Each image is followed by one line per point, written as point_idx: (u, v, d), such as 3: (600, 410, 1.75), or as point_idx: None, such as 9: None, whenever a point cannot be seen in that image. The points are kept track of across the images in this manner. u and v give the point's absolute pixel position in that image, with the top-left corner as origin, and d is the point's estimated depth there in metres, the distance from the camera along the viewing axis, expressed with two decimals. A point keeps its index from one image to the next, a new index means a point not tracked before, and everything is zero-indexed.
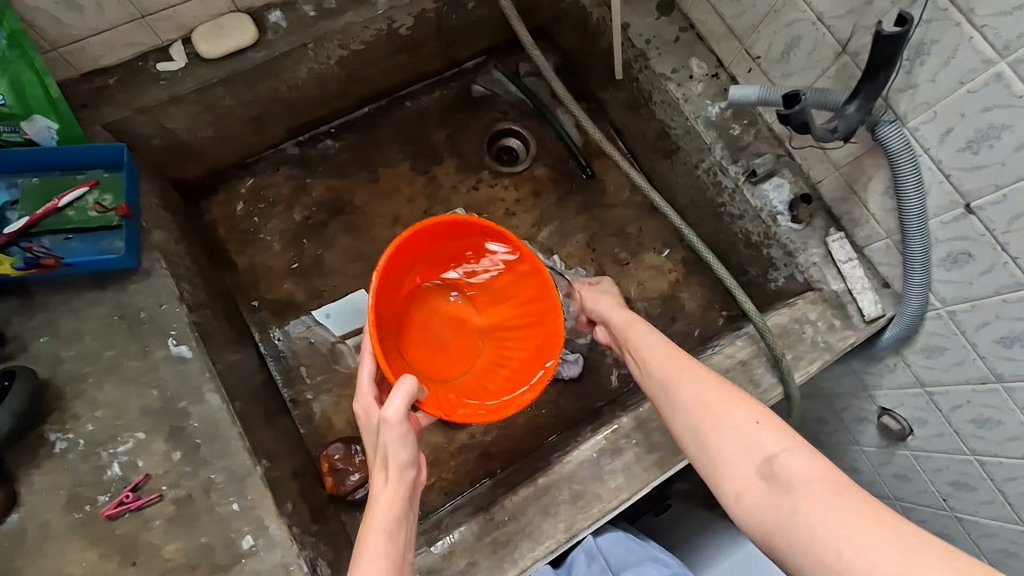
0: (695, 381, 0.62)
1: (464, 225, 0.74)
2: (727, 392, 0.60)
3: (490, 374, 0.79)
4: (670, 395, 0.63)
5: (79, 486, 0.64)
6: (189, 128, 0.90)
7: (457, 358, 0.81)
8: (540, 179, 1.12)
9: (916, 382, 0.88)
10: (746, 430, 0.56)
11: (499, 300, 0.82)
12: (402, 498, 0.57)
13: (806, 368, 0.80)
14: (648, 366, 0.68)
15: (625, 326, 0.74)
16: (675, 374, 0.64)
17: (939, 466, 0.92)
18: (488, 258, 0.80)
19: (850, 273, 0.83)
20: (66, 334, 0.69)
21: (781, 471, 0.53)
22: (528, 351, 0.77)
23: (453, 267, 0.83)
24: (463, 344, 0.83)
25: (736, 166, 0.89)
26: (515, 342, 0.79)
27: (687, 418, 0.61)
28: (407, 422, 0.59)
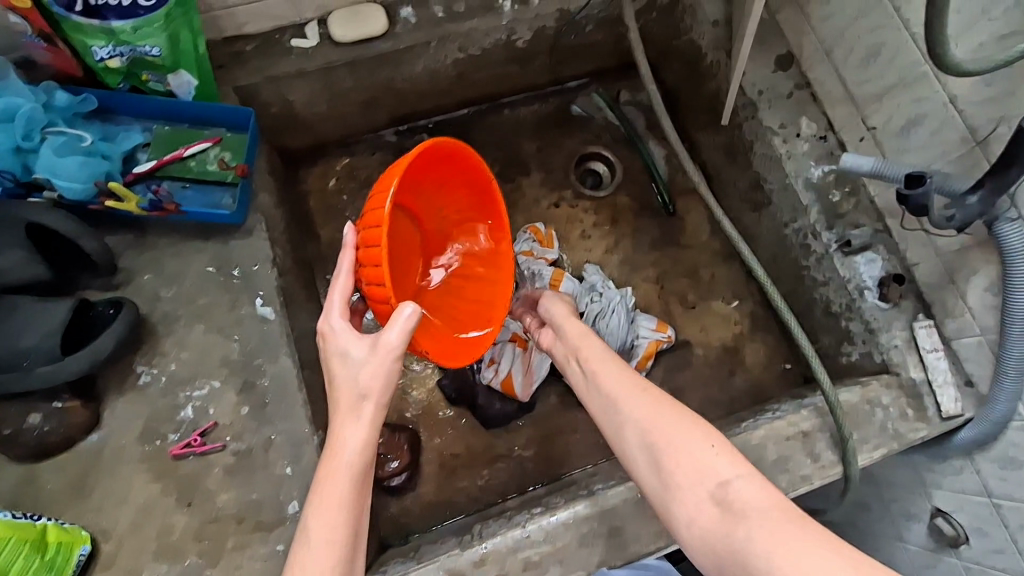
0: (645, 399, 0.57)
1: (472, 168, 0.70)
2: (677, 414, 0.55)
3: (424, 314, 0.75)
4: (617, 414, 0.57)
5: (154, 420, 0.68)
6: (305, 102, 0.95)
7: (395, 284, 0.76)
8: (621, 207, 1.12)
9: (983, 490, 0.84)
10: (698, 454, 0.51)
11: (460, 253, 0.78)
12: (369, 438, 0.53)
13: (870, 453, 0.77)
14: (597, 381, 0.61)
15: (573, 336, 0.66)
16: (622, 390, 0.58)
17: None
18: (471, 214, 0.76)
19: (933, 364, 0.80)
20: (167, 275, 0.73)
21: (734, 498, 0.48)
22: (471, 309, 0.74)
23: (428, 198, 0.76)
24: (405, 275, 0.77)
25: (829, 233, 0.88)
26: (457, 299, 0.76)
27: (636, 439, 0.55)
28: (392, 357, 0.55)
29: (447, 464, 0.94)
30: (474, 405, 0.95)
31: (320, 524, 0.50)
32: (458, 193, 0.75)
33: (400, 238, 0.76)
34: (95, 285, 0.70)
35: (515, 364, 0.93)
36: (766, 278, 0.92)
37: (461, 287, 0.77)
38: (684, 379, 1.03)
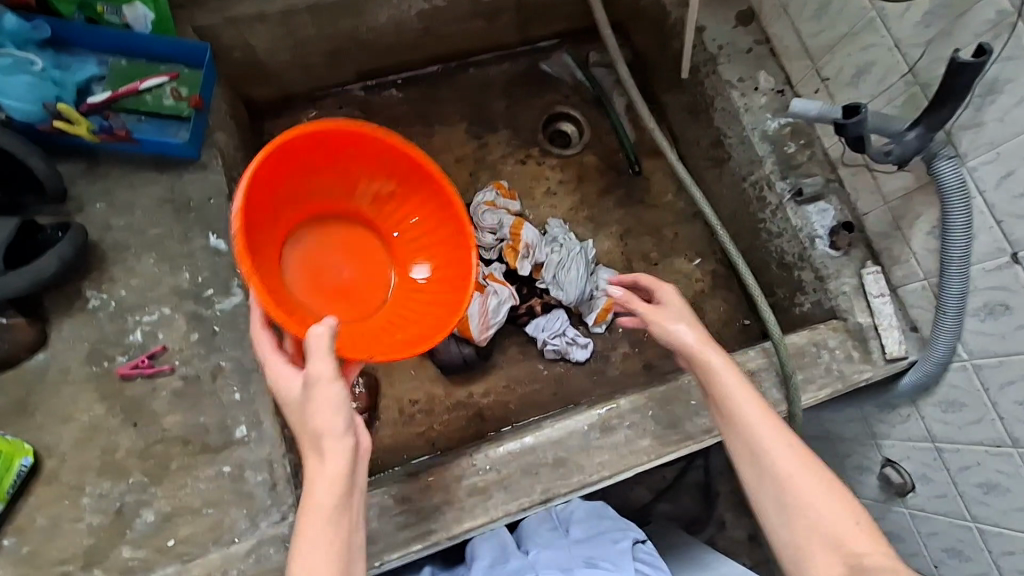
0: (794, 460, 0.57)
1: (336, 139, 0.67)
2: (822, 478, 0.56)
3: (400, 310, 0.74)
4: (763, 467, 0.58)
5: (103, 342, 0.68)
6: (268, 48, 0.95)
7: (344, 295, 0.74)
8: (587, 166, 1.13)
9: (927, 436, 0.85)
10: (835, 516, 0.55)
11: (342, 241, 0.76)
12: (344, 470, 0.50)
13: (815, 393, 0.79)
14: (737, 423, 0.60)
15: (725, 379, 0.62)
16: (771, 443, 0.58)
17: (936, 529, 0.89)
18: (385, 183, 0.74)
19: (879, 309, 0.81)
20: (119, 204, 0.73)
21: (867, 565, 0.52)
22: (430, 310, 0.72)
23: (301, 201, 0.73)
24: (362, 284, 0.75)
25: (783, 183, 0.89)
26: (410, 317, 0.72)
27: (775, 493, 0.57)
28: (320, 380, 0.52)
29: (407, 411, 0.95)
30: (434, 352, 0.96)
31: (314, 540, 0.48)
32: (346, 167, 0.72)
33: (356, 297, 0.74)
34: (47, 211, 0.72)
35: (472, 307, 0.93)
36: (718, 226, 0.94)
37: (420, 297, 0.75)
38: (645, 334, 1.04)
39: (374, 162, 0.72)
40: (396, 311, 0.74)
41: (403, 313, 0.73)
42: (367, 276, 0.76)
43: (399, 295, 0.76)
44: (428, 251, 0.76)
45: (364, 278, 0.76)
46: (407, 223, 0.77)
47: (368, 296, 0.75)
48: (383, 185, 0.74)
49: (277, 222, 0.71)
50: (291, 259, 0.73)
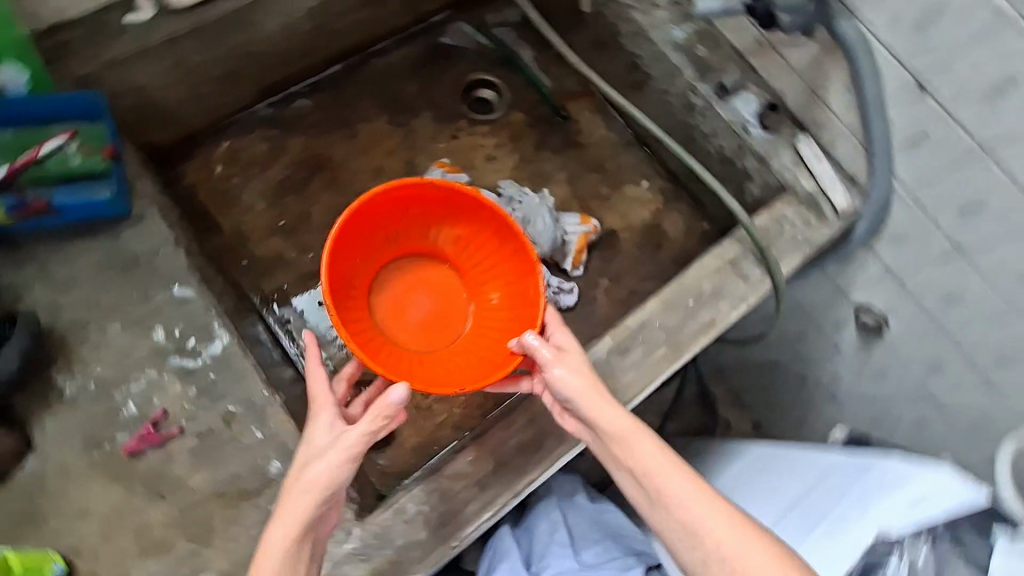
0: (718, 522, 0.56)
1: (414, 192, 0.72)
2: (746, 532, 0.56)
3: (475, 343, 0.75)
4: (691, 537, 0.56)
5: (95, 427, 0.63)
6: (160, 86, 0.89)
7: (435, 328, 0.78)
8: (516, 124, 1.14)
9: (886, 273, 0.92)
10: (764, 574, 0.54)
11: (420, 277, 0.80)
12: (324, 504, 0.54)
13: (789, 262, 0.85)
14: (663, 500, 0.57)
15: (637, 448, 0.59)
16: (693, 512, 0.56)
17: (914, 356, 0.95)
18: (453, 224, 0.76)
19: (820, 172, 0.88)
20: (60, 282, 0.68)
21: None
22: (513, 323, 0.71)
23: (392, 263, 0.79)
24: (445, 315, 0.79)
25: (705, 85, 0.95)
26: (496, 332, 0.73)
27: (704, 559, 0.56)
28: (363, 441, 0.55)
29: (422, 405, 0.94)
30: None
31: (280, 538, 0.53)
32: (424, 214, 0.76)
33: (439, 324, 0.78)
34: None
35: None
36: (660, 135, 0.99)
37: (500, 324, 0.74)
38: (618, 265, 1.07)
39: (444, 210, 0.75)
40: (479, 335, 0.76)
41: (478, 347, 0.74)
42: (444, 312, 0.79)
43: (479, 324, 0.77)
44: (502, 282, 0.76)
45: (441, 310, 0.79)
46: (479, 259, 0.78)
47: (442, 332, 0.77)
48: (447, 221, 0.76)
49: (374, 256, 0.77)
50: (380, 294, 0.78)
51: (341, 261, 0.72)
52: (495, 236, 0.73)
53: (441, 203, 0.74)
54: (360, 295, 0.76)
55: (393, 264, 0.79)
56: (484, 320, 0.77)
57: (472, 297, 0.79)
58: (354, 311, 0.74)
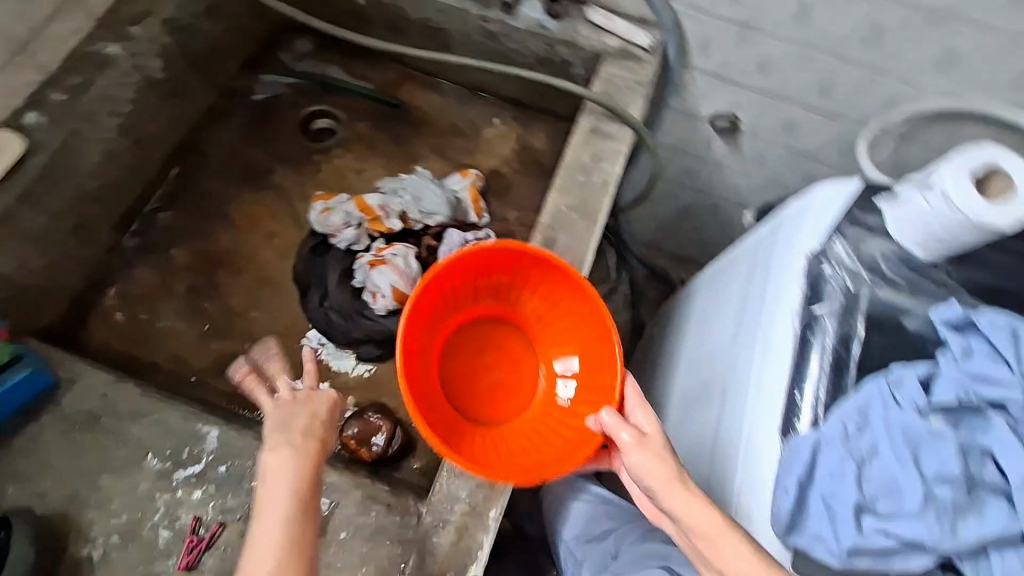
0: (719, 541, 0.60)
1: (502, 262, 0.79)
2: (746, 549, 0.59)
3: (541, 421, 0.84)
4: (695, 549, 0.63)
5: (145, 565, 0.68)
6: (17, 267, 0.86)
7: (508, 393, 0.87)
8: (364, 133, 1.18)
9: (712, 77, 1.03)
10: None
11: (500, 346, 0.89)
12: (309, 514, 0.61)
13: (635, 107, 0.96)
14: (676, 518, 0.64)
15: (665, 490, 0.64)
16: (698, 529, 0.61)
17: (770, 129, 1.09)
18: (529, 292, 0.84)
19: (615, 27, 0.98)
20: (33, 473, 0.72)
21: None
22: (593, 399, 0.77)
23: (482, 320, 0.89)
24: (513, 379, 0.87)
25: (491, 9, 1.02)
26: (567, 422, 0.80)
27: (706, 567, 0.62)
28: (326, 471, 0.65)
29: None
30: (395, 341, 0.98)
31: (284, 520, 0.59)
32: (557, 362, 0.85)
33: (507, 383, 0.87)
34: None
35: (391, 281, 0.95)
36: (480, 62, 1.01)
37: (572, 410, 0.81)
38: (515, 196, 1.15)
39: (553, 311, 0.82)
40: (542, 418, 0.84)
41: (543, 427, 0.83)
42: (510, 363, 0.88)
43: (541, 407, 0.85)
44: (574, 341, 0.83)
45: (495, 362, 0.89)
46: (555, 322, 0.84)
47: (518, 394, 0.86)
48: (529, 295, 0.85)
49: (449, 316, 0.85)
50: (455, 335, 0.88)
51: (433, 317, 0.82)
52: (584, 316, 0.78)
53: (535, 285, 0.81)
54: (433, 349, 0.84)
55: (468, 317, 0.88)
56: (548, 399, 0.85)
57: (544, 367, 0.87)
58: (434, 355, 0.84)
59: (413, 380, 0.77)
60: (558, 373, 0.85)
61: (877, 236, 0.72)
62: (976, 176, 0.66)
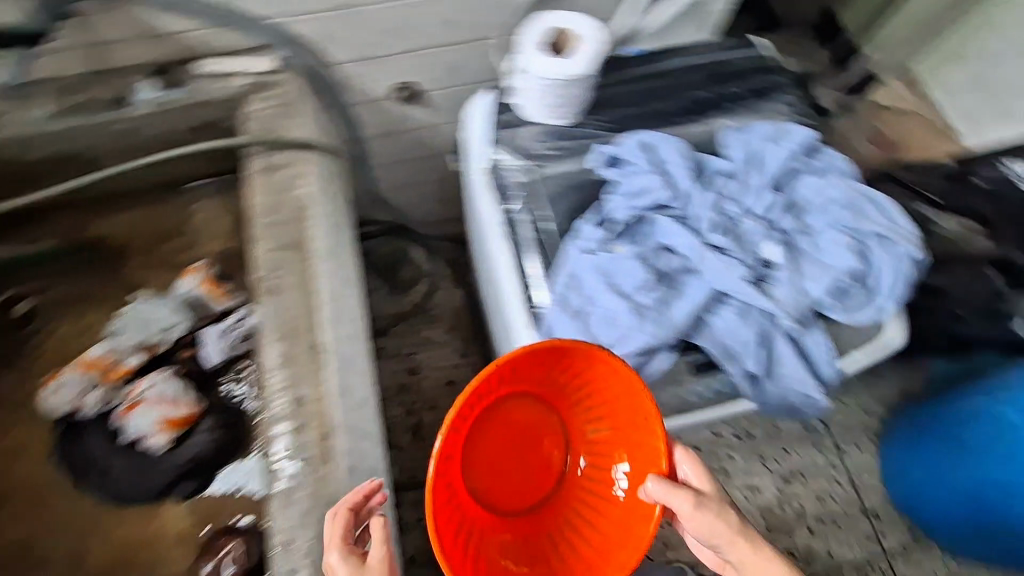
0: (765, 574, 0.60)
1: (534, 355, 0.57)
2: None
3: (568, 520, 0.67)
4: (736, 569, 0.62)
5: None
6: None
7: (529, 485, 0.67)
8: (66, 293, 1.03)
9: (366, 59, 0.98)
10: None
11: (516, 425, 0.66)
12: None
13: (297, 124, 0.90)
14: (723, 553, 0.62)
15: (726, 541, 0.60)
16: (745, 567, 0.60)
17: (451, 75, 1.06)
18: (581, 384, 0.64)
19: (229, 65, 0.91)
20: None
21: None
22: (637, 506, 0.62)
23: (491, 413, 0.64)
24: (536, 469, 0.67)
25: (99, 112, 0.88)
26: (596, 518, 0.65)
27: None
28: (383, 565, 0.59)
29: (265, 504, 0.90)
30: (203, 461, 0.90)
31: None
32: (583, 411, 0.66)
33: (529, 475, 0.67)
34: None
35: (150, 416, 0.88)
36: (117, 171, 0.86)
37: (601, 506, 0.66)
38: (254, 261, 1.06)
39: (582, 387, 0.64)
40: (570, 508, 0.67)
41: (572, 528, 0.66)
42: (541, 456, 0.67)
43: (569, 497, 0.68)
44: (615, 433, 0.65)
45: (530, 459, 0.67)
46: (585, 399, 0.65)
47: (541, 493, 0.67)
48: (598, 425, 0.66)
49: (490, 394, 0.61)
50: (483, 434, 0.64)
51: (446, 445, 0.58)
52: (626, 404, 0.61)
53: (563, 361, 0.61)
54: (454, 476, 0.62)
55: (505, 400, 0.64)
56: (579, 485, 0.68)
57: (566, 452, 0.69)
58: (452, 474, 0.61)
59: (452, 553, 0.57)
60: (583, 461, 0.68)
61: (526, 125, 0.80)
62: (544, 45, 0.74)
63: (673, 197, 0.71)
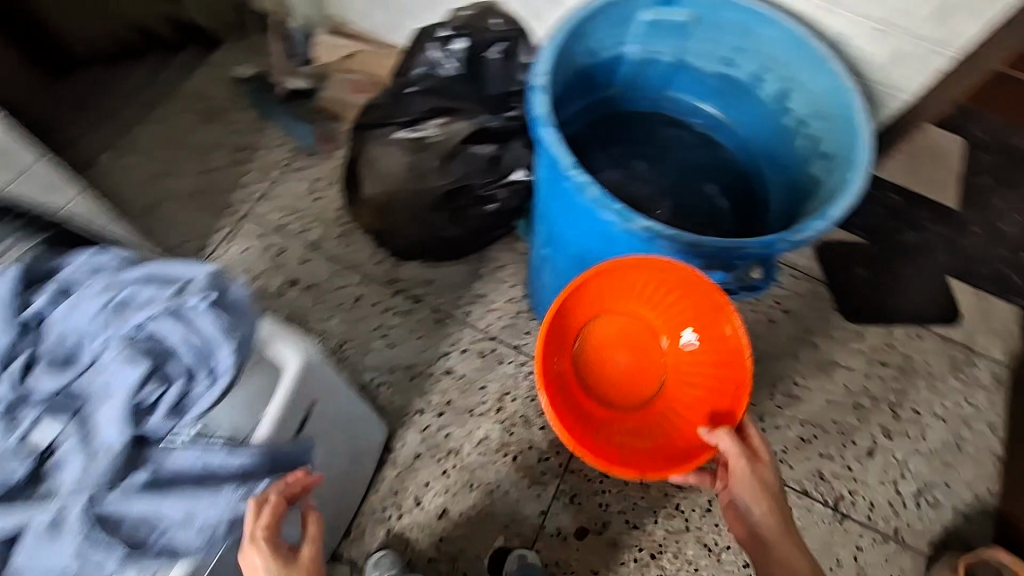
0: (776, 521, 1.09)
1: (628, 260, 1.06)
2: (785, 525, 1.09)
3: (688, 379, 1.22)
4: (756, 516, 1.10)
5: None
6: None
7: (636, 371, 1.27)
8: None
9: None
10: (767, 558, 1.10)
11: (629, 330, 1.27)
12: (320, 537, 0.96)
13: None
14: (756, 513, 1.10)
15: (760, 501, 1.09)
16: (772, 516, 1.09)
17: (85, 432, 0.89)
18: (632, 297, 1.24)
19: None
20: None
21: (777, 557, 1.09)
22: (715, 357, 1.16)
23: (616, 298, 1.22)
24: (634, 360, 1.27)
25: None
26: (696, 384, 1.21)
27: (760, 536, 1.12)
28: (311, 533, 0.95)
29: None
30: None
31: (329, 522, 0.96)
32: (641, 285, 1.17)
33: (632, 353, 1.27)
34: None
35: None
36: None
37: (705, 364, 1.19)
38: None
39: (674, 300, 1.15)
40: (679, 381, 1.24)
41: (691, 378, 1.22)
42: (648, 348, 1.27)
43: (676, 372, 1.24)
44: (687, 318, 1.19)
45: (626, 355, 1.27)
46: (664, 297, 1.18)
47: (640, 378, 1.27)
48: (671, 298, 1.17)
49: (564, 325, 1.19)
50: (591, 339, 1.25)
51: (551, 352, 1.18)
52: (682, 283, 1.09)
53: (657, 268, 1.08)
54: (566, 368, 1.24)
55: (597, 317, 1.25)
56: (678, 360, 1.24)
57: (670, 335, 1.24)
58: (575, 351, 1.24)
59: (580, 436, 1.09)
60: (687, 339, 1.22)
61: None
62: None
63: (13, 393, 0.90)
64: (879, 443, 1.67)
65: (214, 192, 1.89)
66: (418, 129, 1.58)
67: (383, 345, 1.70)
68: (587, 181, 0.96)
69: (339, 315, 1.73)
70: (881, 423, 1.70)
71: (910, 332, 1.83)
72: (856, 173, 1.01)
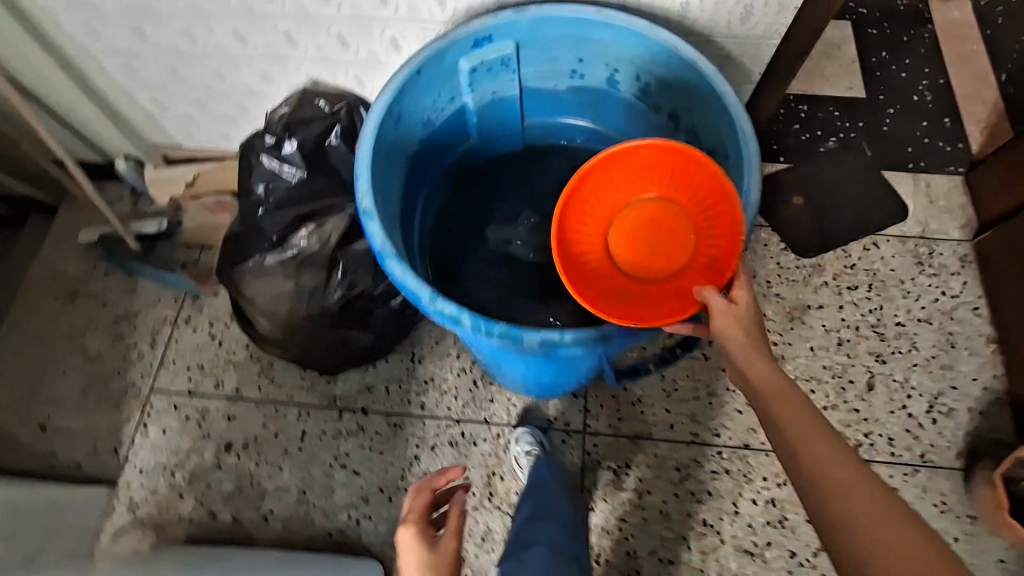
0: (761, 363, 0.87)
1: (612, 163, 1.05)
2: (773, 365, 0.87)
3: (708, 264, 1.03)
4: (741, 362, 0.88)
5: None
6: None
7: (669, 252, 1.09)
8: None
9: None
10: (787, 413, 0.82)
11: (651, 217, 1.11)
12: None
13: None
14: (737, 352, 0.89)
15: (744, 331, 0.89)
16: (754, 354, 0.87)
17: None
18: (650, 185, 1.10)
19: None
20: None
21: (774, 412, 0.83)
22: (725, 218, 1.00)
23: (624, 201, 1.11)
24: (666, 244, 1.09)
25: None
26: (720, 255, 1.01)
27: (750, 384, 0.87)
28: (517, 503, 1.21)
29: None
30: None
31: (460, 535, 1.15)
32: (649, 180, 1.09)
33: (666, 243, 1.09)
34: None
35: None
36: None
37: (725, 234, 1.00)
38: None
39: (676, 183, 1.06)
40: (703, 260, 1.04)
41: (712, 262, 1.03)
42: (678, 238, 1.09)
43: (703, 251, 1.05)
44: (701, 199, 1.04)
45: (661, 246, 1.10)
46: (669, 181, 1.07)
47: (668, 263, 1.08)
48: (672, 182, 1.07)
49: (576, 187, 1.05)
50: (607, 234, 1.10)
51: (599, 219, 1.11)
52: (669, 156, 1.03)
53: (640, 156, 1.04)
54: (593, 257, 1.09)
55: (609, 228, 1.12)
56: (703, 248, 1.05)
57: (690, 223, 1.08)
58: (579, 235, 1.08)
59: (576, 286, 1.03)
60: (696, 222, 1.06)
61: None
62: None
63: None
64: (874, 372, 1.59)
65: (107, 381, 1.69)
66: (292, 246, 1.40)
67: (347, 476, 1.55)
68: (456, 313, 0.92)
69: (289, 463, 1.57)
70: (868, 351, 1.62)
71: (863, 245, 1.75)
72: (748, 183, 0.97)
